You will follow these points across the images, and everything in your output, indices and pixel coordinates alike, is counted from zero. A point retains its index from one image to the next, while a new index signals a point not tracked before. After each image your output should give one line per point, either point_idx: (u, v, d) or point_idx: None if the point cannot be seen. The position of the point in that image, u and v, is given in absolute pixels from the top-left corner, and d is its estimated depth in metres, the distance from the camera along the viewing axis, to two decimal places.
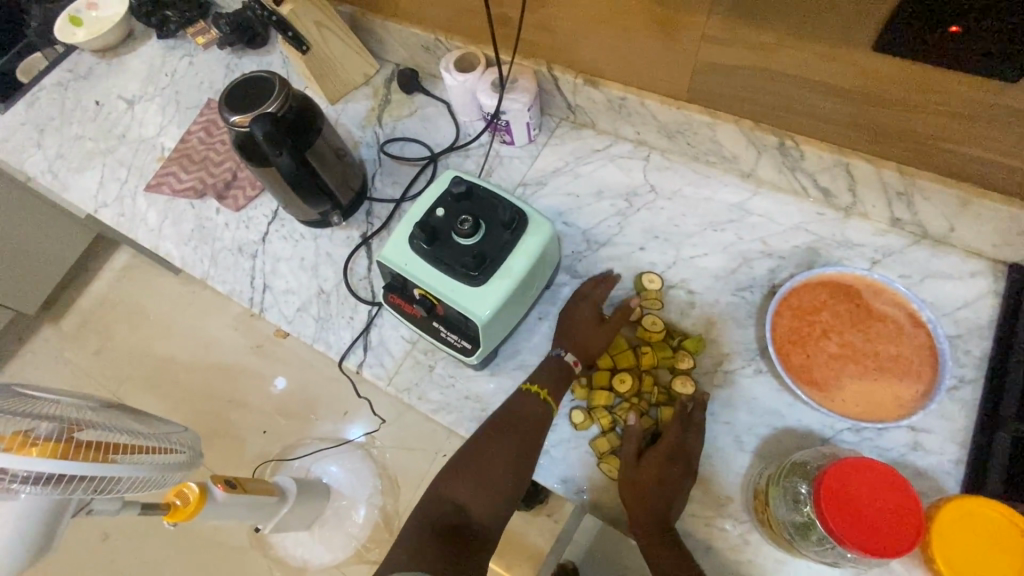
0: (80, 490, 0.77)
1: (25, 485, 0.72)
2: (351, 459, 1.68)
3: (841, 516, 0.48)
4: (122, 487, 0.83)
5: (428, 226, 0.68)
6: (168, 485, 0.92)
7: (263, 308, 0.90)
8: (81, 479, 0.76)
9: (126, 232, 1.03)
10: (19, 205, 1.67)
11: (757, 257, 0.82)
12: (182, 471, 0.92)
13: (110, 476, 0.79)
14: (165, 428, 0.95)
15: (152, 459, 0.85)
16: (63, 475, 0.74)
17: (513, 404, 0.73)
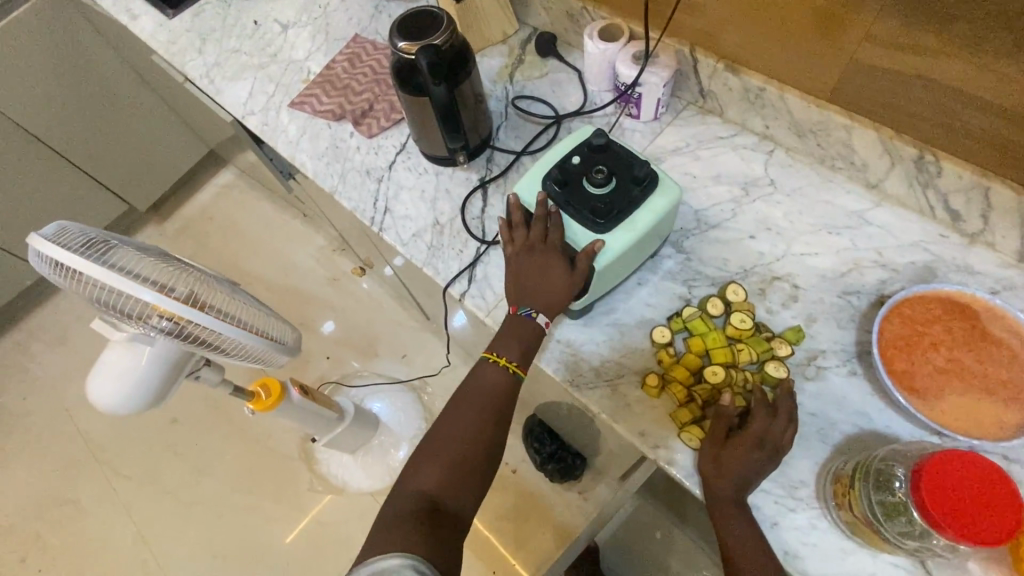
0: (204, 348, 0.87)
1: (162, 334, 0.83)
2: (403, 398, 1.77)
3: (944, 509, 0.49)
4: (234, 354, 0.92)
5: (563, 174, 0.73)
6: (269, 363, 1.01)
7: (382, 228, 0.97)
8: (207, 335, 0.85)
9: (267, 140, 1.13)
10: (152, 106, 1.84)
11: (869, 266, 0.82)
12: (285, 355, 1.01)
13: (229, 339, 0.87)
14: (274, 314, 1.03)
15: (261, 336, 0.94)
16: (196, 327, 0.83)
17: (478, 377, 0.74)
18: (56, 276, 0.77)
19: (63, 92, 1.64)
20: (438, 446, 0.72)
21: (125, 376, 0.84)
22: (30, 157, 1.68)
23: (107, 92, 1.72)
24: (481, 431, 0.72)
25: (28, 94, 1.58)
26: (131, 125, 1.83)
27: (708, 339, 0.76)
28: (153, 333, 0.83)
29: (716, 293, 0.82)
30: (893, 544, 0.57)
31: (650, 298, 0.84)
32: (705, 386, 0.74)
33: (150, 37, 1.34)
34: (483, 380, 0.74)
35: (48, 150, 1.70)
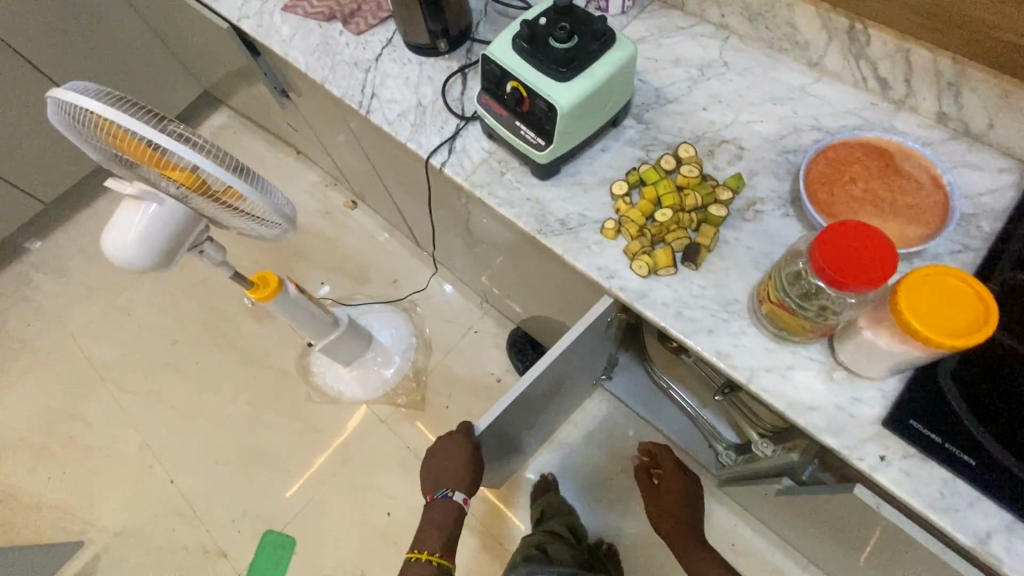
0: (215, 208, 0.97)
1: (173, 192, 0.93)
2: (395, 318, 1.87)
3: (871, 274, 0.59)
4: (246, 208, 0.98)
5: (532, 33, 0.81)
6: (282, 226, 1.07)
7: (369, 110, 1.05)
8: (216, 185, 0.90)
9: (261, 41, 1.20)
10: (145, 38, 1.89)
11: (806, 130, 0.91)
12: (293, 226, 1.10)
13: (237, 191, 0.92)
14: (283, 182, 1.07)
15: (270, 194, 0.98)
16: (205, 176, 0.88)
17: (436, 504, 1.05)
18: (78, 126, 0.86)
19: (59, 20, 1.68)
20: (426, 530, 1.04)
21: (137, 229, 0.93)
22: (30, 85, 1.72)
23: (103, 22, 1.76)
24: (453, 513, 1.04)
25: (27, 20, 1.62)
26: (125, 56, 1.87)
27: (658, 187, 0.86)
28: (165, 191, 0.93)
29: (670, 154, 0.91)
30: (805, 321, 0.67)
31: (612, 161, 0.93)
32: (657, 224, 0.83)
33: None
34: (443, 509, 1.04)
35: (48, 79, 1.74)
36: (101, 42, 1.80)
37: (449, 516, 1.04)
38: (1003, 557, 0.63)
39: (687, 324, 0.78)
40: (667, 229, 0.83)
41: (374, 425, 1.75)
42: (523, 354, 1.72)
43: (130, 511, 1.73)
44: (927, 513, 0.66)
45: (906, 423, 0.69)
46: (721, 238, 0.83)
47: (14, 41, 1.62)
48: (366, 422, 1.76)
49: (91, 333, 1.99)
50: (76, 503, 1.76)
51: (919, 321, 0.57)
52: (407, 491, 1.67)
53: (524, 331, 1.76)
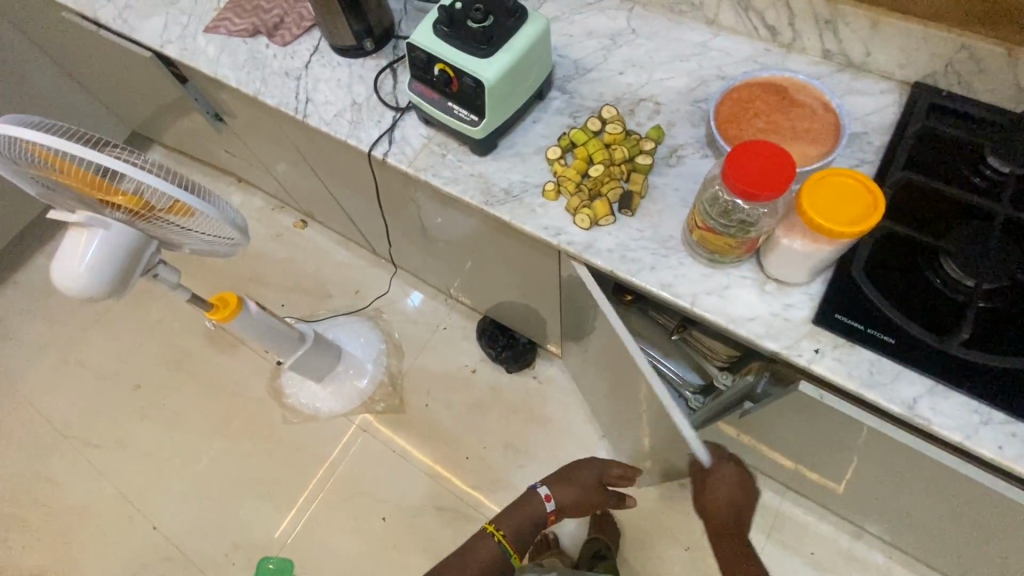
0: (162, 228, 0.98)
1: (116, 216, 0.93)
2: (362, 327, 1.89)
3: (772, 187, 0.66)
4: (193, 221, 0.98)
5: (451, 17, 0.87)
6: (236, 238, 1.07)
7: (306, 114, 1.08)
8: (160, 200, 0.91)
9: (187, 63, 1.21)
10: (63, 84, 1.84)
11: (712, 80, 1.00)
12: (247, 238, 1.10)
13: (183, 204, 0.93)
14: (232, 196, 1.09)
15: (219, 205, 0.99)
16: (148, 192, 0.89)
17: (523, 495, 1.23)
18: (11, 159, 0.86)
19: None
20: (508, 514, 1.22)
21: (88, 257, 0.92)
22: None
23: (17, 72, 1.72)
24: (534, 511, 1.23)
25: None
26: (44, 102, 1.82)
27: (589, 146, 0.92)
28: (109, 216, 0.93)
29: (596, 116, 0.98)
30: (731, 238, 0.74)
31: (544, 130, 0.99)
32: (592, 179, 0.90)
33: None
34: (532, 501, 1.23)
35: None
36: (17, 93, 1.75)
37: (528, 509, 1.23)
38: (931, 417, 0.72)
39: (632, 264, 0.84)
40: (601, 183, 0.90)
41: (357, 435, 1.75)
42: (494, 341, 1.77)
43: (115, 565, 1.67)
44: (861, 392, 0.73)
45: (832, 317, 0.77)
46: (651, 184, 0.90)
47: None
48: (349, 435, 1.76)
49: (46, 393, 1.91)
50: (54, 569, 1.68)
51: (823, 219, 0.65)
52: (399, 494, 1.67)
53: (491, 318, 1.79)
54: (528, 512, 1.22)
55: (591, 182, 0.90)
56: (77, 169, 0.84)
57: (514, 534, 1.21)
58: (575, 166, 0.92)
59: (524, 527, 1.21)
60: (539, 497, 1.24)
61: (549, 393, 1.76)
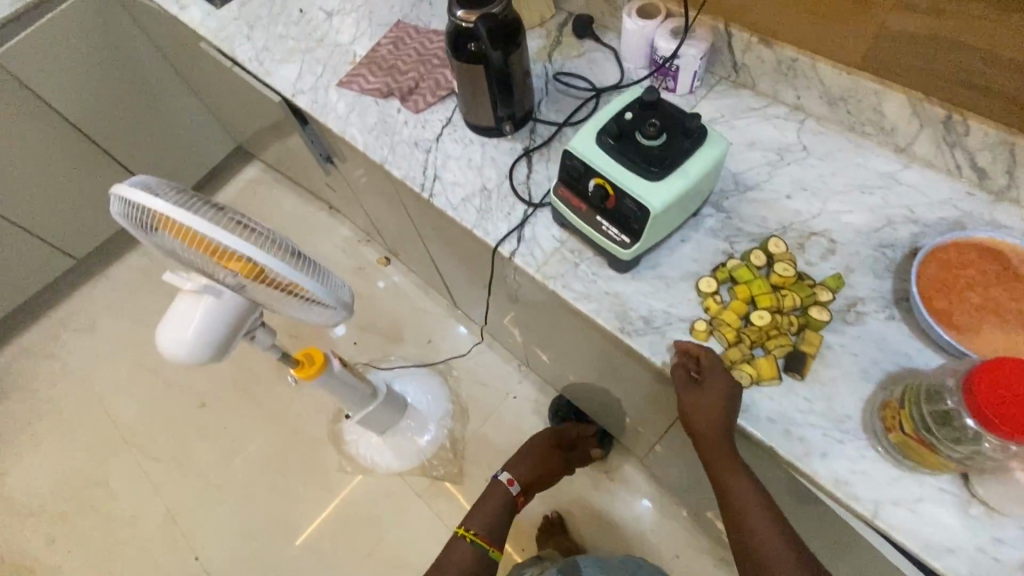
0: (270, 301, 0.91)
1: (228, 286, 0.87)
2: (430, 382, 1.82)
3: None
4: (298, 299, 0.92)
5: (620, 128, 0.78)
6: (335, 317, 1.01)
7: (432, 193, 1.03)
8: (271, 279, 0.86)
9: (316, 117, 1.18)
10: (174, 85, 1.99)
11: (901, 221, 0.86)
12: (349, 313, 1.03)
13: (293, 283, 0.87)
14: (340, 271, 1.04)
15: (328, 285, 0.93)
16: (262, 271, 0.84)
17: (488, 490, 1.27)
18: (137, 223, 0.82)
19: (92, 71, 1.76)
20: (480, 511, 1.23)
21: (194, 326, 0.88)
22: (49, 124, 1.77)
23: (136, 70, 1.86)
24: (503, 498, 1.25)
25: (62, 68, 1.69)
26: (152, 103, 1.97)
27: (754, 286, 0.80)
28: (221, 285, 0.87)
29: (758, 246, 0.86)
30: (946, 455, 0.61)
31: (694, 252, 0.88)
32: (755, 328, 0.77)
33: (199, 24, 1.41)
34: (498, 489, 1.27)
35: (76, 128, 1.83)
36: (127, 87, 1.88)
37: (496, 498, 1.25)
38: None
39: (798, 445, 0.71)
40: (766, 334, 0.77)
41: (410, 500, 1.66)
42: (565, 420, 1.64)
43: None
44: None
45: None
46: (825, 343, 0.77)
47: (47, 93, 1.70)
48: (401, 497, 1.67)
49: (117, 393, 1.94)
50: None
51: None
52: None
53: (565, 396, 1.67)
54: (499, 496, 1.25)
55: (754, 332, 0.77)
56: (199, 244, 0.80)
57: (497, 527, 1.20)
58: (734, 308, 0.79)
59: (503, 517, 1.22)
60: (502, 485, 1.27)
61: (619, 492, 1.61)
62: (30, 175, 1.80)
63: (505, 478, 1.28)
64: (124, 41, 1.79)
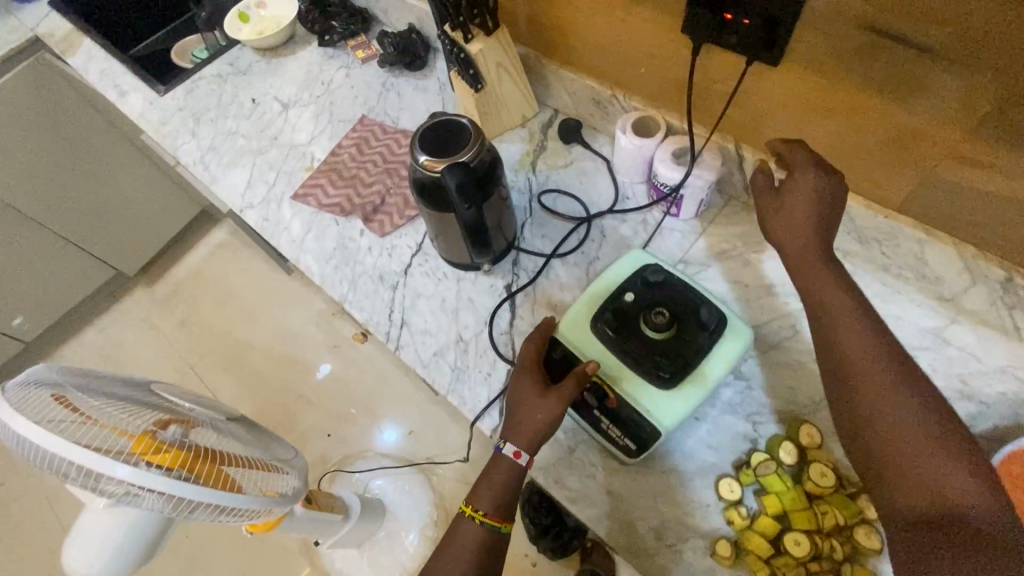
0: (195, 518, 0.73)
1: (135, 502, 0.68)
2: (410, 481, 1.67)
3: None
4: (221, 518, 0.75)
5: (619, 315, 0.64)
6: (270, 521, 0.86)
7: (398, 345, 0.87)
8: (184, 505, 0.70)
9: (268, 238, 1.03)
10: (127, 158, 1.80)
11: (952, 397, 0.73)
12: (289, 509, 0.87)
13: (212, 506, 0.71)
14: (277, 462, 0.91)
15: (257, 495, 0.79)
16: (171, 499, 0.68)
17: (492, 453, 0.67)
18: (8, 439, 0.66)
19: (29, 146, 1.57)
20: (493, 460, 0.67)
21: (102, 545, 0.72)
22: None
23: (84, 141, 1.67)
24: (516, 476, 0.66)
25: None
26: (105, 177, 1.78)
27: (787, 500, 0.68)
28: (128, 500, 0.68)
29: (787, 432, 0.72)
30: None
31: (708, 436, 0.73)
32: (788, 560, 0.66)
33: (140, 115, 1.25)
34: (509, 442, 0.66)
35: (18, 211, 1.66)
36: (73, 163, 1.69)
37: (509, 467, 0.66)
38: None
39: None
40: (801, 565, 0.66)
41: None
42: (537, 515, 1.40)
43: None
44: None
45: None
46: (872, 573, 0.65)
47: None
48: None
49: None
50: None
51: None
52: None
53: (533, 487, 1.44)
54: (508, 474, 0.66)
55: (787, 562, 0.66)
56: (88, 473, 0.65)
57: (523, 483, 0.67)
58: (765, 529, 0.67)
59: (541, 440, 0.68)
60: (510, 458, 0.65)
61: None
62: None
63: (509, 449, 0.65)
64: (69, 114, 1.59)
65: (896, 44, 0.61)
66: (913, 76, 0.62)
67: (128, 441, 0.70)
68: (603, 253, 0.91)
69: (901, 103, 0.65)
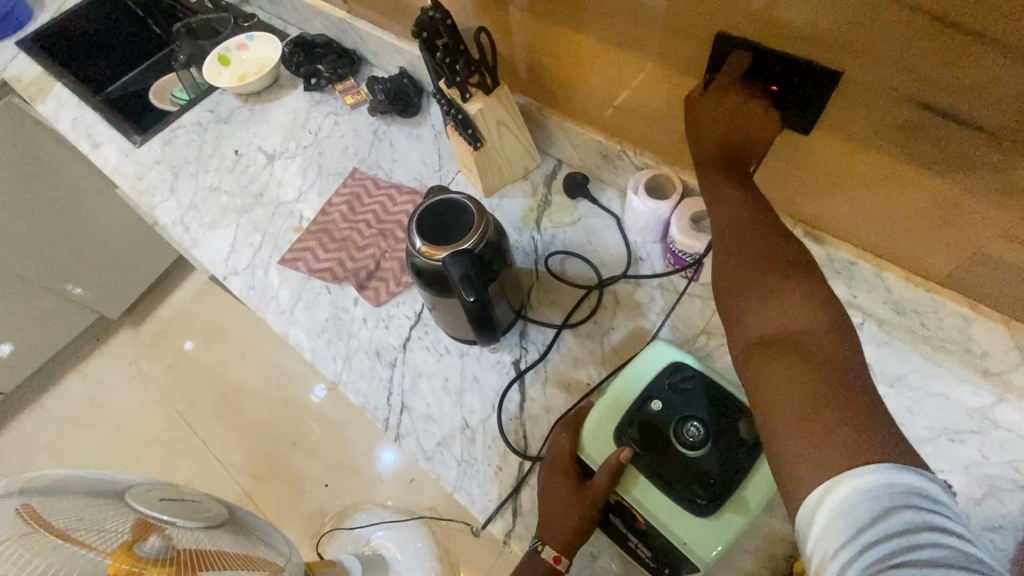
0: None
1: None
2: (415, 534, 1.59)
3: None
4: None
5: (645, 425, 0.59)
6: None
7: (399, 434, 0.80)
8: None
9: (254, 308, 0.96)
10: (107, 199, 1.72)
11: (1006, 489, 0.68)
12: None
13: None
14: (270, 561, 0.84)
15: None
16: None
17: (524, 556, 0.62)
18: None
19: None
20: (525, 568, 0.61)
21: None
22: None
23: (59, 186, 1.58)
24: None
25: None
26: (84, 223, 1.70)
27: None
28: None
29: None
30: None
31: (745, 541, 0.67)
32: None
33: (115, 169, 1.18)
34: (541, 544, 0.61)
35: None
36: (49, 211, 1.60)
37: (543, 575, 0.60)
38: None
39: None
40: None
41: None
42: None
43: None
44: None
45: None
46: None
47: None
48: None
49: None
50: None
51: None
52: None
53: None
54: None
55: None
56: None
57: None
58: None
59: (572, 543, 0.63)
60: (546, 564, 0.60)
61: None
62: None
63: (547, 552, 0.61)
64: (44, 161, 1.51)
65: (937, 117, 0.55)
66: (937, 144, 0.57)
67: (103, 564, 0.61)
68: (618, 323, 0.84)
69: (945, 178, 0.60)
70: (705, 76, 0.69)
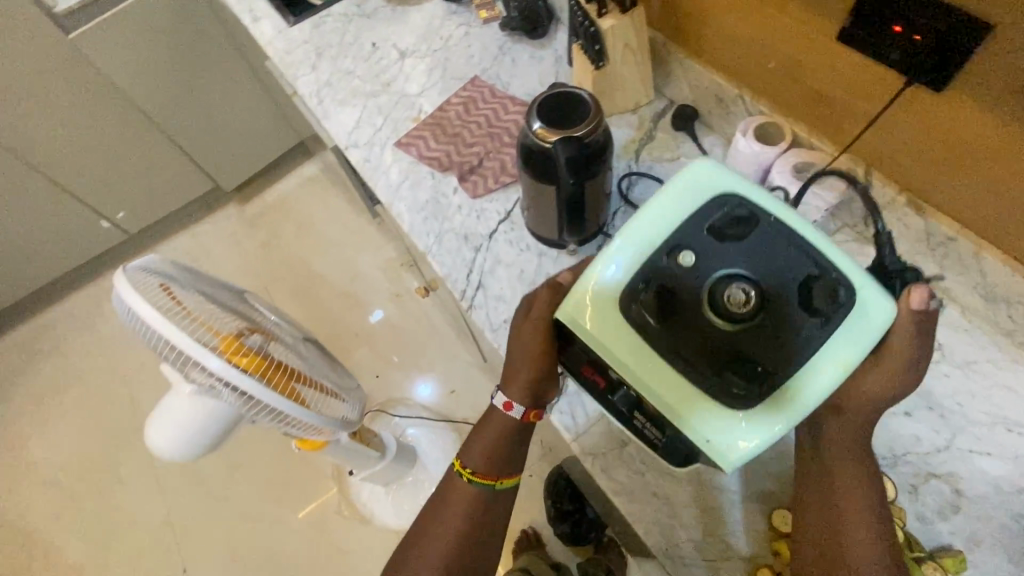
0: (261, 417, 0.77)
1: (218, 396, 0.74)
2: (446, 437, 1.73)
3: None
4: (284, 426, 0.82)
5: (665, 290, 0.57)
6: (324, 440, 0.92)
7: (472, 306, 0.90)
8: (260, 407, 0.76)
9: (366, 179, 1.08)
10: (244, 81, 1.89)
11: None
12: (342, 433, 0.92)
13: (285, 414, 0.78)
14: (340, 388, 0.97)
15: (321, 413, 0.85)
16: (250, 399, 0.74)
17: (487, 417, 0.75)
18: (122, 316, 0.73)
19: (163, 58, 1.68)
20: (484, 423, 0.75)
21: (183, 425, 0.78)
22: (117, 112, 1.73)
23: (209, 59, 1.76)
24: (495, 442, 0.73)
25: (138, 54, 1.63)
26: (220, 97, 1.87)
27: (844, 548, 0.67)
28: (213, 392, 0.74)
29: None
30: None
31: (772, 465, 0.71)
32: None
33: (269, 42, 1.31)
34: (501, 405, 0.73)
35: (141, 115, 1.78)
36: (197, 80, 1.79)
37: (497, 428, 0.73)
38: None
39: None
40: None
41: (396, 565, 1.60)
42: (561, 501, 1.48)
43: None
44: None
45: None
46: None
47: (119, 82, 1.65)
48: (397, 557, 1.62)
49: (140, 383, 1.94)
50: (89, 564, 1.73)
51: None
52: None
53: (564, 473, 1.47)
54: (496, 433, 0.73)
55: None
56: (188, 363, 0.71)
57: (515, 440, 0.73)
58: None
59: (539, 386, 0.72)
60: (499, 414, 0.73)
61: None
62: (92, 159, 1.80)
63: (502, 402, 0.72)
64: (203, 33, 1.69)
65: None
66: None
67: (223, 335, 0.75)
68: None
69: None
70: (850, 20, 0.68)
